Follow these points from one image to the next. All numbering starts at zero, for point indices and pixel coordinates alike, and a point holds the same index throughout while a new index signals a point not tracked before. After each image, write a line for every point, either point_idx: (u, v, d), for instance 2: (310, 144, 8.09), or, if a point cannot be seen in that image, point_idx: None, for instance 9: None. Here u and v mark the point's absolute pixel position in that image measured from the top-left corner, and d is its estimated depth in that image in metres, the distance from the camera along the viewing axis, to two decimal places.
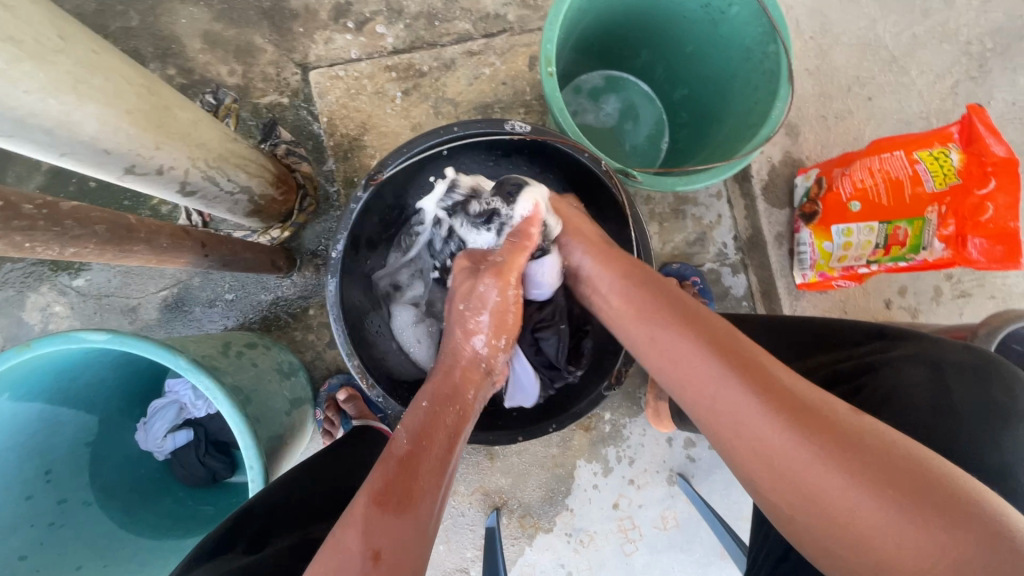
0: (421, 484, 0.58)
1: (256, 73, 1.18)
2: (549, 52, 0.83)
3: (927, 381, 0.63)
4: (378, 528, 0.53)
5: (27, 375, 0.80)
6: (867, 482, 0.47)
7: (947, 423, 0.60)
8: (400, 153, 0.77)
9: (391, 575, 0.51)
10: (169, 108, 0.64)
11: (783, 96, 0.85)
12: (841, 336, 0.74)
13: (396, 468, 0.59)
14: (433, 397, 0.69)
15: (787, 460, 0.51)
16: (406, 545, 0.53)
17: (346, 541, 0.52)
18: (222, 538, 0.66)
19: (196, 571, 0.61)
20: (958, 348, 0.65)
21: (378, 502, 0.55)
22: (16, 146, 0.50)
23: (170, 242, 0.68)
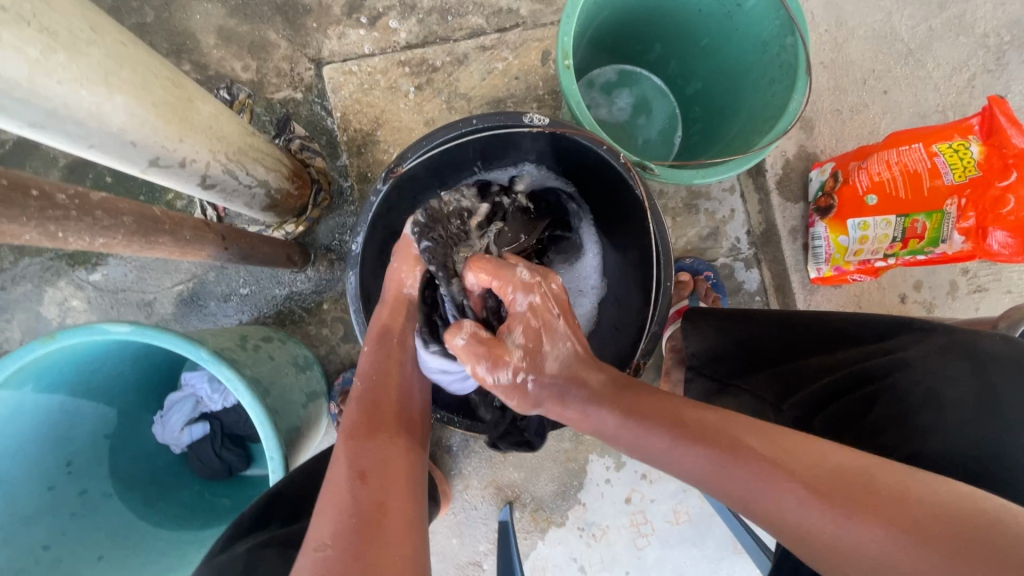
0: (391, 423, 0.65)
1: (270, 68, 1.18)
2: (566, 45, 0.83)
3: (967, 374, 0.63)
4: (355, 454, 0.58)
5: (50, 367, 0.81)
6: (829, 486, 0.47)
7: (991, 415, 0.60)
8: (419, 146, 0.77)
9: (373, 488, 0.54)
10: (192, 101, 0.65)
11: (801, 88, 0.85)
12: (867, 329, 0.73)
13: (363, 415, 0.65)
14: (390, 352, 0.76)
15: (748, 484, 0.51)
16: (380, 466, 0.57)
17: (335, 475, 0.56)
18: (260, 514, 0.70)
19: (234, 545, 0.65)
20: (993, 338, 0.64)
21: (354, 437, 0.61)
22: (46, 137, 0.50)
23: (192, 235, 0.68)
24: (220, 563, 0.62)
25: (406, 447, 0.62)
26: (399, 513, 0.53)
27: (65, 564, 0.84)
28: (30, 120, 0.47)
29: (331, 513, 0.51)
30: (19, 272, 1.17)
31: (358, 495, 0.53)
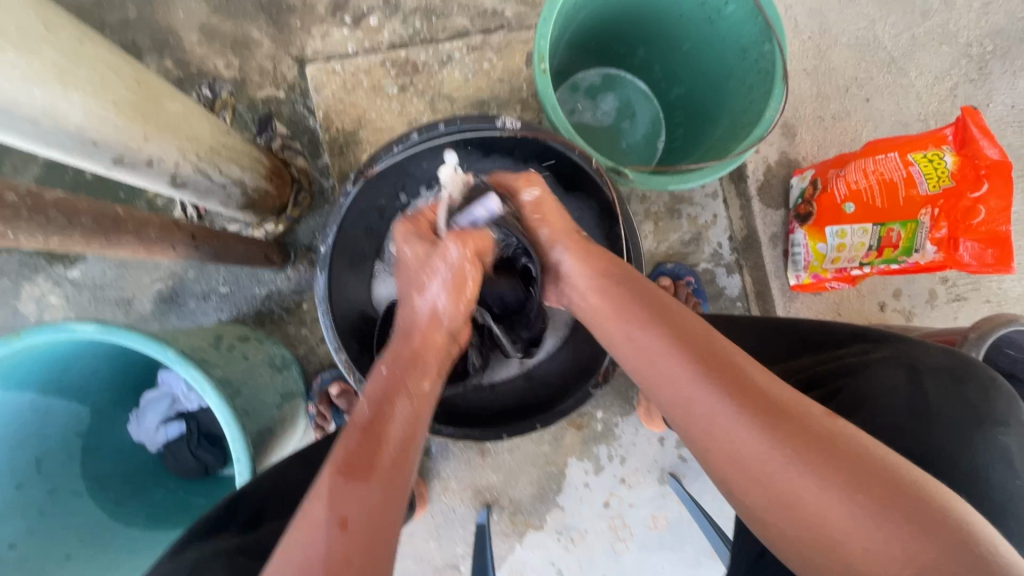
0: (386, 449, 0.57)
1: (253, 67, 1.18)
2: (543, 49, 0.83)
3: (903, 382, 0.63)
4: (344, 496, 0.52)
5: (17, 364, 0.81)
6: (839, 489, 0.46)
7: (924, 424, 0.60)
8: (392, 148, 0.77)
9: (358, 543, 0.50)
10: (159, 101, 0.64)
11: (777, 96, 0.84)
12: (824, 337, 0.75)
13: (359, 438, 0.57)
14: (393, 362, 0.67)
15: (743, 456, 0.51)
16: (372, 510, 0.52)
17: (310, 515, 0.51)
18: (216, 520, 0.69)
19: (191, 548, 0.64)
20: (936, 351, 0.64)
21: (341, 472, 0.54)
22: (2, 134, 0.49)
23: (159, 234, 0.68)
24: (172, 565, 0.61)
25: (399, 475, 0.56)
26: (366, 560, 0.50)
27: (31, 563, 0.84)
28: None
29: (297, 555, 0.49)
30: None
31: (331, 549, 0.49)
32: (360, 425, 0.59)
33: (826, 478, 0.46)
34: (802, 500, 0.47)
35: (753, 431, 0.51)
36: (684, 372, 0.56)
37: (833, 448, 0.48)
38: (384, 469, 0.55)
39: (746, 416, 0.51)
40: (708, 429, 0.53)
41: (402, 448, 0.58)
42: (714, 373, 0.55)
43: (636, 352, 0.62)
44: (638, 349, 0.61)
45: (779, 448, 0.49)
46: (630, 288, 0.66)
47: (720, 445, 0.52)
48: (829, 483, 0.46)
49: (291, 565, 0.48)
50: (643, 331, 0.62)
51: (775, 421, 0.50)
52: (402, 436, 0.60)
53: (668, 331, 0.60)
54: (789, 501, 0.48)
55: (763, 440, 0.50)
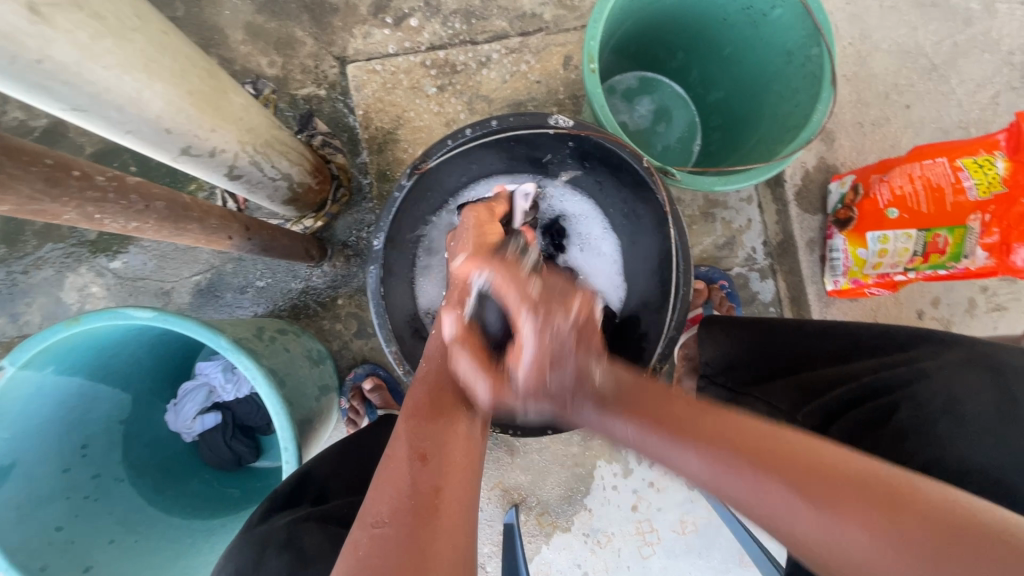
0: (451, 400, 0.61)
1: (295, 65, 1.20)
2: (592, 49, 0.83)
3: (988, 386, 0.65)
4: (420, 435, 0.55)
5: (72, 350, 0.82)
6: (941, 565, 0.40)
7: (1013, 426, 0.62)
8: (444, 144, 0.79)
9: (436, 473, 0.52)
10: (226, 92, 0.66)
11: (825, 99, 0.84)
12: (884, 339, 0.74)
13: (425, 394, 0.61)
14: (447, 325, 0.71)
15: (812, 542, 0.45)
16: (446, 448, 0.55)
17: (393, 453, 0.54)
18: (290, 494, 0.73)
19: (273, 519, 0.69)
20: (1013, 350, 0.66)
21: (413, 419, 0.57)
22: (89, 120, 0.51)
23: (219, 223, 0.69)
24: (263, 535, 0.66)
25: (470, 419, 0.60)
26: (455, 492, 0.52)
27: (77, 546, 0.85)
28: (73, 103, 0.48)
29: (390, 489, 0.50)
30: (42, 256, 1.19)
31: (417, 479, 0.51)
32: (424, 378, 0.64)
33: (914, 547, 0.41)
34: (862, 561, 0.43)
35: (798, 500, 0.46)
36: (740, 483, 0.49)
37: (878, 499, 0.44)
38: (457, 418, 0.59)
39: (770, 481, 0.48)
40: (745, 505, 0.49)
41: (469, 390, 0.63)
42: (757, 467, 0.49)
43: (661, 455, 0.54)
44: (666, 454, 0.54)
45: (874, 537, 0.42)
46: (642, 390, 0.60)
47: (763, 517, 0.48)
48: (884, 538, 0.42)
49: (384, 502, 0.49)
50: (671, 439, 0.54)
51: (835, 495, 0.45)
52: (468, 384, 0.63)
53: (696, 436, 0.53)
54: (857, 571, 0.43)
55: (806, 509, 0.45)
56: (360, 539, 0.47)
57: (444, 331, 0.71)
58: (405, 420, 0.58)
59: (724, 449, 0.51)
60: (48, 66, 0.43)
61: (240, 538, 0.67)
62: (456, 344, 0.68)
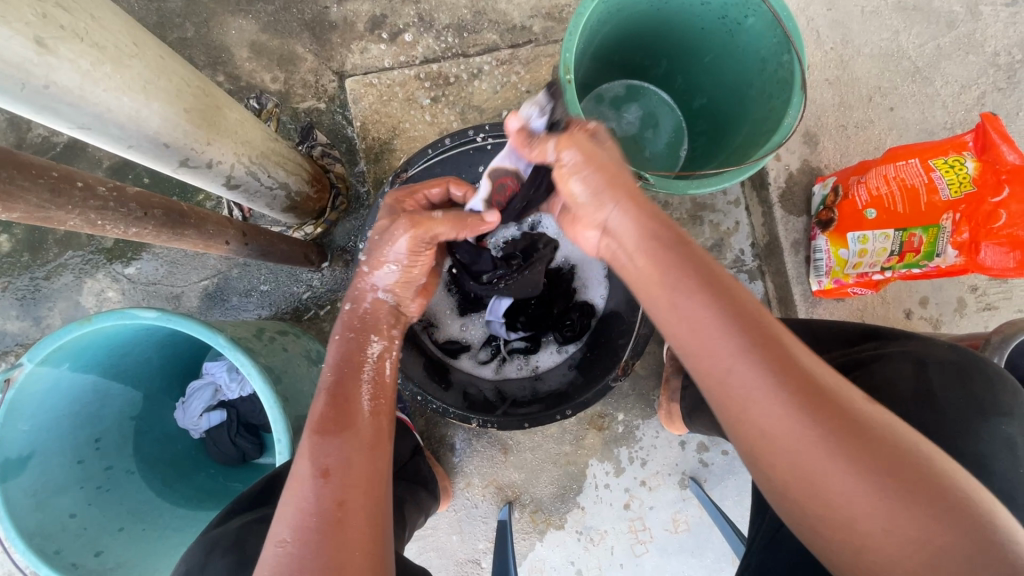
0: (356, 406, 0.62)
1: (297, 80, 1.26)
2: (568, 61, 0.87)
3: (912, 376, 0.67)
4: (322, 451, 0.57)
5: (85, 349, 0.88)
6: (873, 486, 0.45)
7: (932, 414, 0.64)
8: (425, 153, 0.86)
9: (341, 487, 0.55)
10: (220, 109, 0.71)
11: (796, 104, 0.87)
12: (837, 336, 0.80)
13: (328, 399, 0.62)
14: (346, 327, 0.70)
15: (771, 424, 0.48)
16: (351, 459, 0.57)
17: (297, 473, 0.56)
18: (256, 495, 0.79)
19: (234, 518, 0.75)
20: (945, 347, 0.69)
21: (316, 433, 0.59)
22: (93, 138, 0.57)
23: (215, 229, 0.75)
24: (214, 537, 0.71)
25: (374, 429, 0.62)
26: (358, 507, 0.55)
27: (88, 532, 0.90)
28: (78, 123, 0.53)
29: (292, 511, 0.53)
30: (63, 263, 1.27)
31: (320, 495, 0.54)
32: (327, 387, 0.63)
33: (862, 463, 0.46)
34: (805, 455, 0.47)
35: (789, 407, 0.48)
36: (739, 356, 0.50)
37: (858, 431, 0.47)
38: (359, 424, 0.61)
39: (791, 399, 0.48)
40: (747, 412, 0.50)
41: (372, 396, 0.64)
42: (762, 352, 0.50)
43: (677, 318, 0.54)
44: (680, 316, 0.53)
45: (829, 445, 0.47)
46: (675, 249, 0.56)
47: (749, 428, 0.50)
48: (836, 445, 0.46)
49: (289, 521, 0.53)
50: (692, 299, 0.53)
51: (817, 402, 0.48)
52: (369, 390, 0.64)
53: (717, 304, 0.52)
54: (798, 461, 0.48)
55: (794, 417, 0.48)
56: (266, 558, 0.52)
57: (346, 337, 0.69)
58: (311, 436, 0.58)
59: (769, 359, 0.49)
60: (55, 90, 0.49)
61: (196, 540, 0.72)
62: (357, 354, 0.67)
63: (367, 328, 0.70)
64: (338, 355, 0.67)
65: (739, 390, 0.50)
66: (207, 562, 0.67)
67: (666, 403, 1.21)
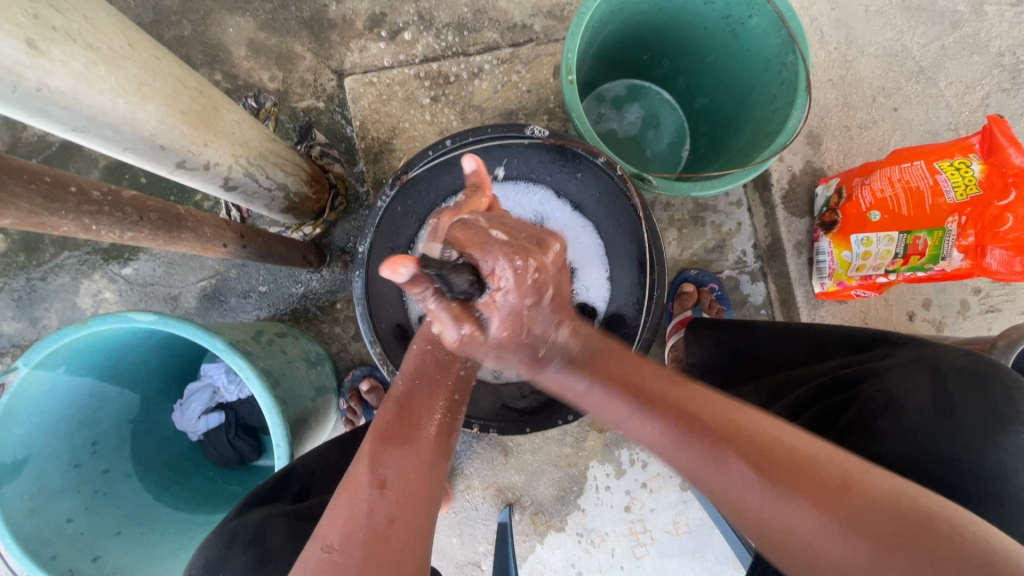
0: (424, 418, 0.61)
1: (295, 79, 1.25)
2: (570, 61, 0.86)
3: (928, 384, 0.67)
4: (384, 462, 0.56)
5: (81, 352, 0.87)
6: (885, 560, 0.43)
7: (948, 424, 0.64)
8: (426, 155, 0.83)
9: (397, 502, 0.54)
10: (217, 110, 0.70)
11: (800, 105, 0.86)
12: (846, 342, 0.79)
13: (395, 405, 0.62)
14: (426, 335, 0.70)
15: (754, 512, 0.48)
16: (409, 475, 0.56)
17: (354, 480, 0.56)
18: (269, 491, 0.78)
19: (249, 513, 0.73)
20: (959, 352, 0.68)
21: (377, 440, 0.59)
22: (87, 140, 0.56)
23: (213, 232, 0.73)
24: (234, 529, 0.70)
25: (436, 444, 0.60)
26: (406, 523, 0.54)
27: (86, 537, 0.89)
28: (72, 125, 0.52)
29: (344, 514, 0.54)
30: (59, 264, 1.26)
31: (375, 507, 0.54)
32: (396, 397, 0.63)
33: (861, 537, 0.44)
34: (805, 538, 0.46)
35: (765, 493, 0.48)
36: (698, 454, 0.51)
37: (847, 503, 0.45)
38: (424, 436, 0.60)
39: (743, 471, 0.49)
40: (713, 493, 0.50)
41: (444, 411, 0.63)
42: (717, 447, 0.50)
43: (634, 426, 0.55)
44: (635, 423, 0.55)
45: (820, 522, 0.45)
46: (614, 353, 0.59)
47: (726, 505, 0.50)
48: (827, 521, 0.45)
49: (339, 526, 0.53)
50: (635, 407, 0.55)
51: (791, 481, 0.47)
52: (439, 403, 0.63)
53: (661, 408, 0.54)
54: (799, 544, 0.46)
55: (774, 505, 0.47)
56: (311, 558, 0.52)
57: (424, 346, 0.67)
58: (373, 442, 0.59)
59: (711, 440, 0.51)
60: (47, 93, 0.48)
61: (213, 534, 0.71)
62: (439, 362, 0.65)
63: (449, 335, 0.69)
64: (412, 365, 0.66)
65: (699, 474, 0.51)
66: (227, 556, 0.68)
67: None
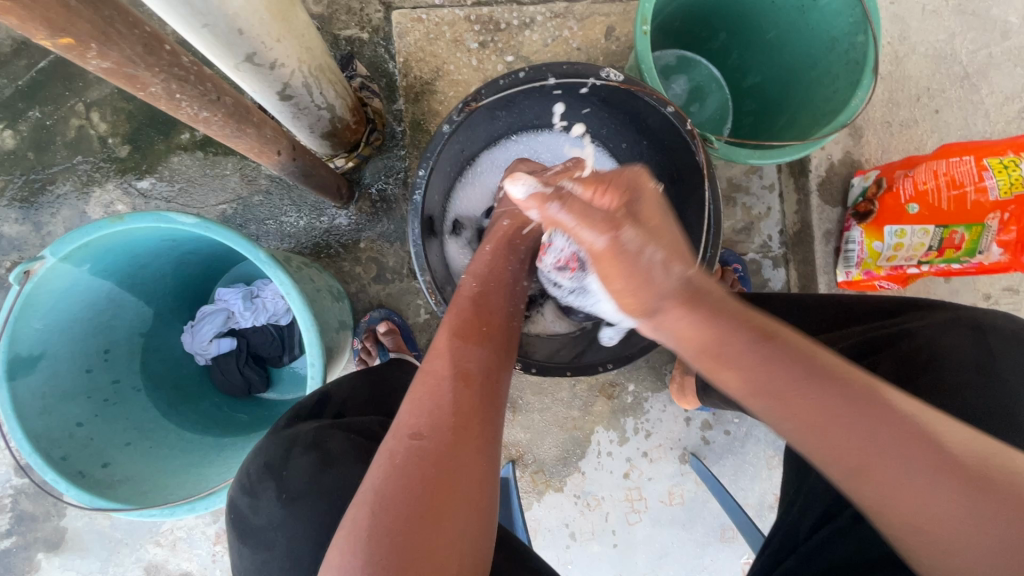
0: (490, 322, 0.67)
1: (341, 5, 1.20)
2: (646, 11, 0.84)
3: (969, 342, 0.70)
4: (466, 353, 0.61)
5: (109, 251, 0.83)
6: (925, 472, 0.45)
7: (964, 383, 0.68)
8: (496, 85, 0.79)
9: (479, 393, 0.58)
10: (292, 6, 0.67)
11: (866, 85, 0.87)
12: (873, 309, 0.83)
13: (468, 308, 0.67)
14: (496, 249, 0.79)
15: (807, 415, 0.49)
16: (488, 366, 0.62)
17: (437, 368, 0.59)
18: (313, 407, 0.77)
19: (302, 422, 0.74)
20: (999, 315, 0.72)
21: (457, 338, 0.62)
22: (170, 7, 0.53)
23: (272, 135, 0.71)
24: (292, 435, 0.71)
25: (504, 344, 0.66)
26: (485, 408, 0.58)
27: (95, 443, 0.87)
28: None
29: (429, 401, 0.55)
30: (72, 169, 1.20)
31: (460, 393, 0.56)
32: (472, 298, 0.69)
33: (905, 448, 0.46)
34: (849, 444, 0.47)
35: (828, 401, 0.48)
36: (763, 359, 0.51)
37: (894, 416, 0.47)
38: (489, 337, 0.65)
39: (842, 403, 0.48)
40: (798, 420, 0.50)
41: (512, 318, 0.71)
42: (788, 354, 0.51)
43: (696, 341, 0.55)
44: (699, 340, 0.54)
45: (866, 428, 0.47)
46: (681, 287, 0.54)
47: (803, 433, 0.50)
48: (868, 425, 0.47)
49: (422, 412, 0.55)
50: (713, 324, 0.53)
51: (857, 398, 0.48)
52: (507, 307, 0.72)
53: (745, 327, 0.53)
54: (842, 450, 0.48)
55: (837, 412, 0.48)
56: (396, 445, 0.53)
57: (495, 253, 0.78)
58: (452, 340, 0.62)
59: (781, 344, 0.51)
60: None
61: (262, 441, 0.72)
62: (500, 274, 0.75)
63: (506, 249, 0.79)
64: (482, 271, 0.75)
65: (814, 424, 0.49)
66: (291, 455, 0.68)
67: (680, 377, 1.22)
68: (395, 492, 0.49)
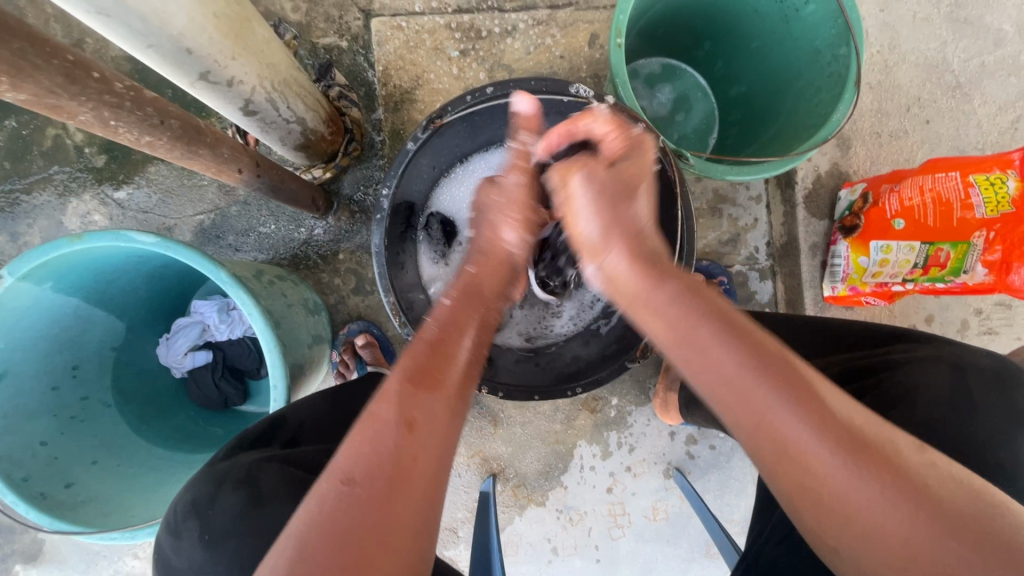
0: (448, 370, 0.58)
1: (319, 13, 1.18)
2: (621, 23, 0.83)
3: (947, 376, 0.68)
4: (414, 401, 0.54)
5: (72, 268, 0.82)
6: (912, 518, 0.44)
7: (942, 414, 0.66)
8: (462, 101, 0.79)
9: (423, 444, 0.52)
10: (249, 22, 0.65)
11: (847, 99, 0.85)
12: (866, 336, 0.82)
13: (427, 351, 0.59)
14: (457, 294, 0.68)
15: (792, 447, 0.48)
16: (437, 422, 0.54)
17: (382, 411, 0.53)
18: (261, 436, 0.75)
19: (241, 456, 0.71)
20: (983, 354, 0.70)
21: (409, 382, 0.55)
22: (109, 28, 0.51)
23: (231, 154, 0.69)
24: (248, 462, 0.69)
25: (461, 392, 0.58)
26: (430, 461, 0.52)
27: (59, 461, 0.86)
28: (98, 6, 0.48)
29: (366, 447, 0.50)
30: (48, 178, 1.19)
31: (400, 445, 0.51)
32: (428, 341, 0.61)
33: (893, 493, 0.45)
34: (838, 490, 0.47)
35: (826, 449, 0.47)
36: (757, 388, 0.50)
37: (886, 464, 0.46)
38: (448, 383, 0.57)
39: (839, 456, 0.47)
40: (787, 455, 0.49)
41: (468, 366, 0.61)
42: (787, 388, 0.50)
43: (692, 354, 0.54)
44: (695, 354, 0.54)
45: (852, 470, 0.46)
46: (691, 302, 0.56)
47: (795, 474, 0.48)
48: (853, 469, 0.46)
49: (359, 458, 0.50)
50: (709, 337, 0.54)
51: (856, 449, 0.47)
52: (470, 340, 0.63)
53: (737, 346, 0.53)
54: (828, 494, 0.47)
55: (833, 459, 0.47)
56: (327, 490, 0.49)
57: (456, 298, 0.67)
58: (402, 383, 0.55)
59: (779, 376, 0.51)
60: None
61: (199, 474, 0.70)
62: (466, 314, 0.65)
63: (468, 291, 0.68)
64: (445, 313, 0.65)
65: (804, 464, 0.48)
66: (217, 494, 0.66)
67: (664, 392, 1.19)
68: (316, 545, 0.45)
